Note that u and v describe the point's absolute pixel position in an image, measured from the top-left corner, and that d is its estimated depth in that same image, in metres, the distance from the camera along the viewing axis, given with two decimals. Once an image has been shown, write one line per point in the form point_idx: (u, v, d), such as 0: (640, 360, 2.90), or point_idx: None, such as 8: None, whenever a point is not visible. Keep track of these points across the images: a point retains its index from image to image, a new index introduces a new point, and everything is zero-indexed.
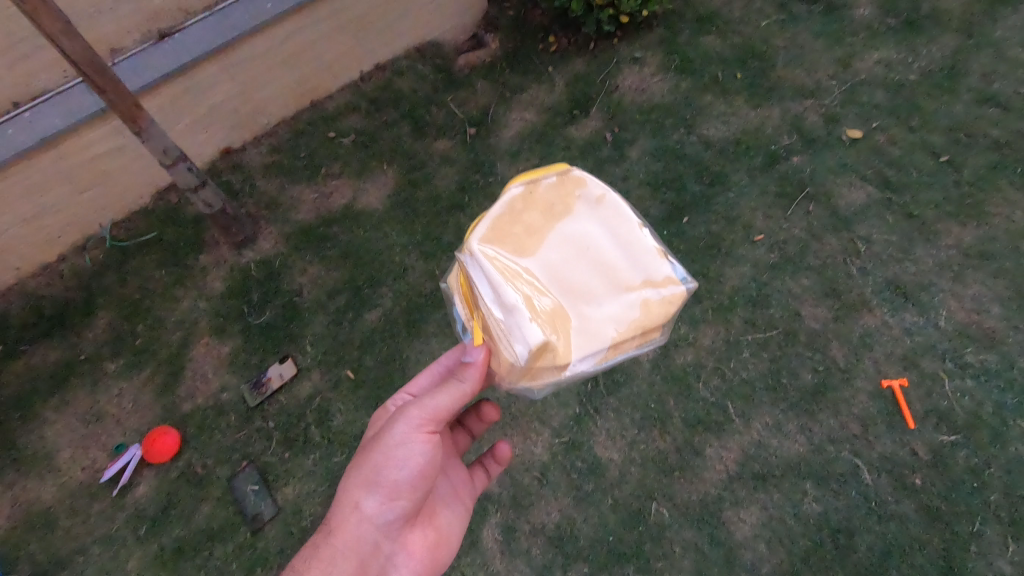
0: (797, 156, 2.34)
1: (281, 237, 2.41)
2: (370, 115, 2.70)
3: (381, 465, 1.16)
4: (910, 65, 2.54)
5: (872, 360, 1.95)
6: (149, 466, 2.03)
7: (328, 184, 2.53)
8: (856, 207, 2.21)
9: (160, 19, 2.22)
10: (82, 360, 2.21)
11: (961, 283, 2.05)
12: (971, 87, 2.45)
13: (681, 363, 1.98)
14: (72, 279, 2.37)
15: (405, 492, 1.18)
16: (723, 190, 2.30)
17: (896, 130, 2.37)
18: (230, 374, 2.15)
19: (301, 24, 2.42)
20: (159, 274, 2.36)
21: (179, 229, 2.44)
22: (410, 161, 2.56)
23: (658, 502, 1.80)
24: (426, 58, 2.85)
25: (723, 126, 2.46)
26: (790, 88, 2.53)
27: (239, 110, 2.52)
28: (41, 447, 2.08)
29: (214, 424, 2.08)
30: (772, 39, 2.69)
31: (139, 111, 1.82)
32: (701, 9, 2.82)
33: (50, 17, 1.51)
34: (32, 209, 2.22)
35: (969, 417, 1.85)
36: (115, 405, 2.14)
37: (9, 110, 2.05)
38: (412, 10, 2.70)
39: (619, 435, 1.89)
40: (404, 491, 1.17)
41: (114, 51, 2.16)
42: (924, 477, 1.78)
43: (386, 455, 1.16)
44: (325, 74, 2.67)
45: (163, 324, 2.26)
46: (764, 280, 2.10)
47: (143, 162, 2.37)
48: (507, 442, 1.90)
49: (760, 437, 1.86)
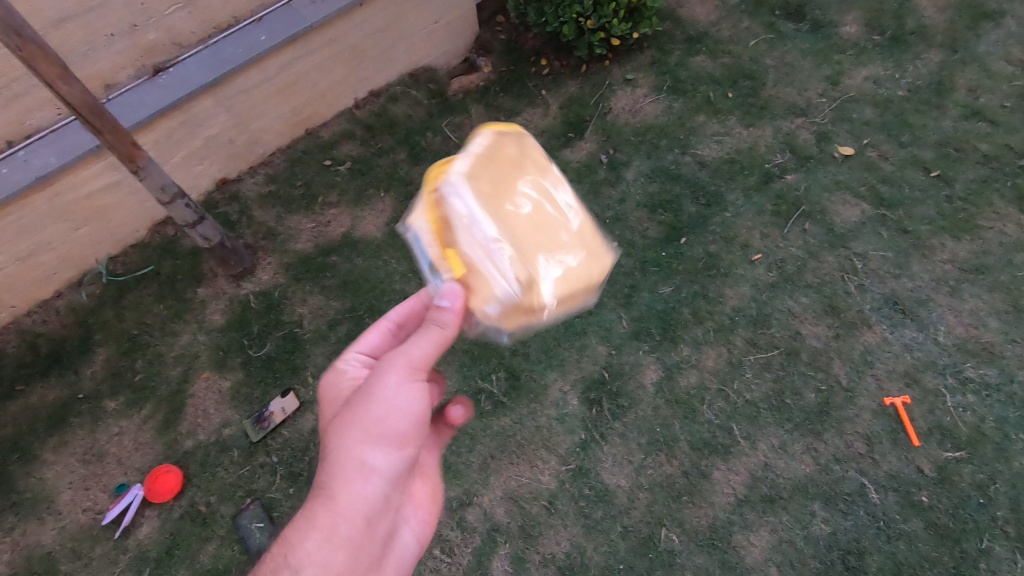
0: (791, 174, 2.37)
1: (280, 268, 2.40)
2: (366, 142, 2.71)
3: (377, 421, 1.04)
4: (898, 81, 2.58)
5: (874, 378, 1.96)
6: (152, 506, 2.00)
7: (326, 213, 2.53)
8: (851, 224, 2.23)
9: (154, 54, 2.21)
10: (81, 399, 2.19)
11: (957, 297, 2.07)
12: (959, 102, 2.49)
13: (685, 386, 1.98)
14: (69, 315, 2.35)
15: (411, 439, 1.09)
16: (720, 210, 2.31)
17: (887, 146, 2.40)
18: (232, 410, 2.14)
19: (296, 55, 2.43)
20: (157, 308, 2.35)
21: (177, 261, 2.43)
22: (407, 188, 2.57)
23: (668, 528, 1.79)
24: (420, 83, 2.87)
25: (717, 145, 2.49)
26: (781, 106, 2.57)
27: (236, 141, 2.52)
28: (41, 490, 2.05)
29: (217, 461, 2.06)
30: (762, 58, 2.73)
31: (137, 149, 1.82)
32: (690, 30, 2.86)
33: (47, 63, 1.50)
34: (28, 247, 2.20)
35: (973, 432, 1.86)
36: (115, 444, 2.11)
37: (4, 149, 2.05)
38: (406, 37, 2.73)
39: (626, 460, 1.89)
40: (409, 439, 1.08)
41: (108, 87, 2.16)
42: (930, 495, 1.79)
43: (376, 407, 1.05)
44: (320, 102, 2.68)
45: (163, 360, 2.24)
46: (764, 299, 2.11)
47: (139, 196, 2.36)
48: (514, 471, 1.90)
49: (767, 458, 1.87)
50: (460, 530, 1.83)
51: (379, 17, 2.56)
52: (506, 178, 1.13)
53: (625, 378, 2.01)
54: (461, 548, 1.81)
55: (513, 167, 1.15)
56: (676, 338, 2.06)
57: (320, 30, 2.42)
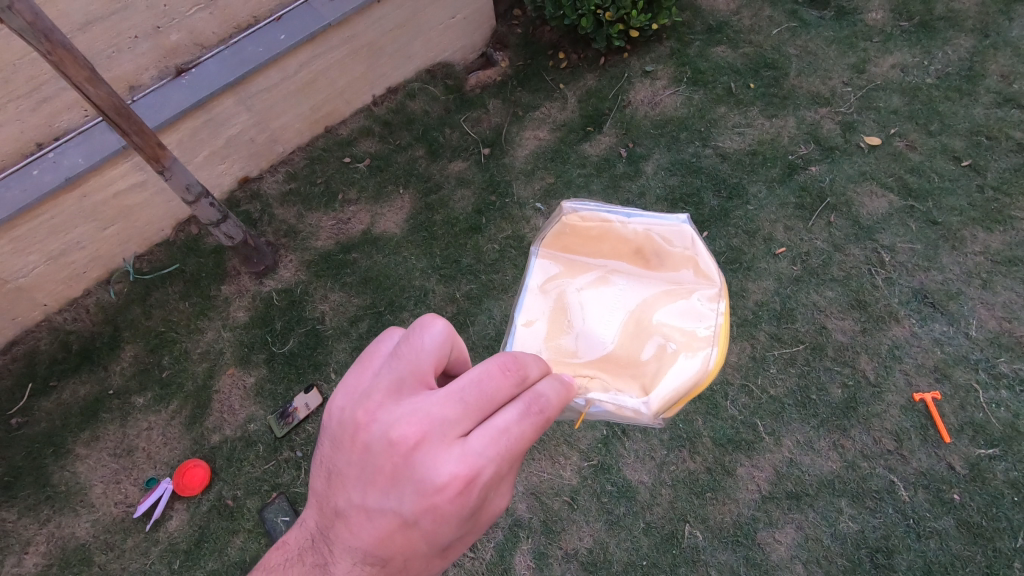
0: (815, 165, 2.33)
1: (302, 265, 2.43)
2: (384, 139, 2.72)
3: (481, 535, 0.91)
4: (926, 68, 2.51)
5: (903, 373, 1.92)
6: (181, 499, 2.05)
7: (346, 210, 2.54)
8: (878, 215, 2.19)
9: (177, 55, 2.24)
10: (112, 395, 2.24)
11: (990, 290, 2.02)
12: (991, 89, 2.42)
13: (707, 381, 1.96)
14: (98, 313, 2.40)
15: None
16: (742, 203, 2.28)
17: (915, 135, 2.34)
18: (256, 405, 2.17)
19: (314, 54, 2.44)
20: (183, 306, 2.39)
21: (201, 259, 2.47)
22: (426, 184, 2.58)
23: (691, 525, 1.78)
24: (437, 79, 2.87)
25: (738, 137, 2.45)
26: (805, 96, 2.52)
27: (257, 140, 2.55)
28: (74, 483, 2.10)
29: (243, 455, 2.09)
30: (784, 47, 2.68)
31: (162, 150, 1.84)
32: (710, 19, 2.81)
33: (75, 66, 1.53)
34: (58, 247, 2.25)
35: (1007, 429, 1.82)
36: (144, 439, 2.16)
37: (33, 151, 2.09)
38: (423, 32, 2.73)
39: (648, 456, 1.88)
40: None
41: (132, 88, 2.19)
42: (962, 492, 1.75)
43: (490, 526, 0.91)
44: (338, 99, 2.70)
45: (188, 356, 2.29)
46: (788, 293, 2.08)
47: (164, 196, 2.40)
48: (536, 467, 1.90)
49: (792, 454, 1.85)
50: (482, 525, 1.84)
51: (397, 13, 2.56)
52: (663, 271, 1.41)
53: None
54: (483, 543, 1.82)
55: (672, 268, 1.41)
56: None
57: (339, 28, 2.43)
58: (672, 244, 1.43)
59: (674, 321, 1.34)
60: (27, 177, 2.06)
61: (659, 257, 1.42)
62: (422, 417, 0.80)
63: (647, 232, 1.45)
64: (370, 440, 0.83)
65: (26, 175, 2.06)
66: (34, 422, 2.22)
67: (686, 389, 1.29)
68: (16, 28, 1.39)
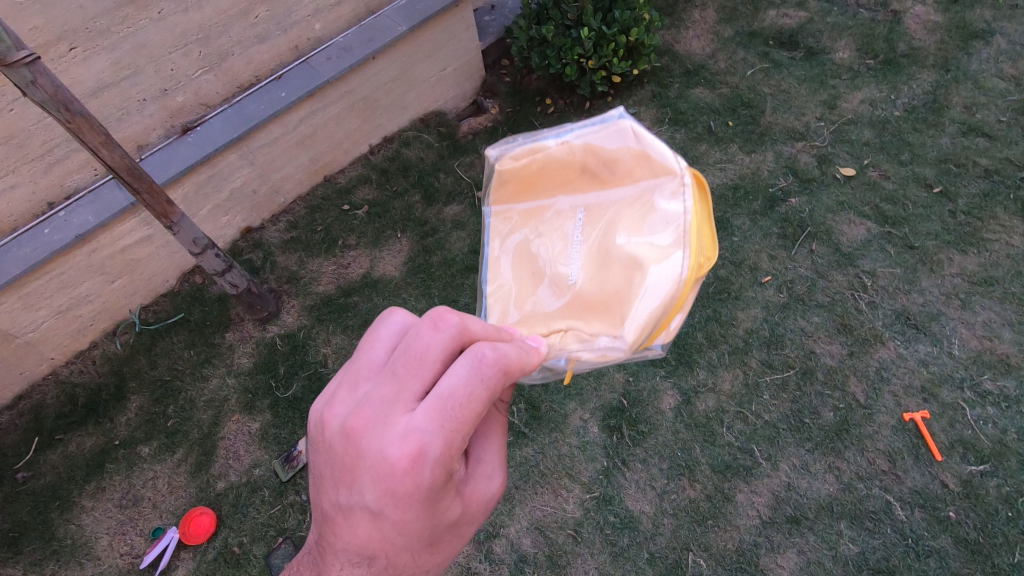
0: (795, 197, 2.43)
1: (304, 310, 2.49)
2: (381, 186, 2.82)
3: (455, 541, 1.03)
4: (893, 102, 2.66)
5: (892, 394, 1.98)
6: (186, 548, 2.05)
7: (346, 255, 2.63)
8: (857, 242, 2.28)
9: (182, 115, 2.34)
10: (117, 446, 2.27)
11: (969, 310, 2.09)
12: (955, 119, 2.56)
13: (703, 410, 2.01)
14: (104, 365, 2.44)
15: None
16: (727, 235, 2.37)
17: (887, 165, 2.46)
18: (262, 450, 2.20)
19: (313, 108, 2.58)
20: (188, 354, 2.43)
21: (205, 308, 2.53)
22: (423, 228, 2.67)
23: (694, 553, 1.80)
24: (431, 127, 3.01)
25: (720, 172, 2.56)
26: (781, 132, 2.65)
27: (259, 191, 2.65)
28: (80, 536, 2.11)
29: (248, 501, 2.11)
30: (759, 86, 2.83)
31: (171, 207, 1.93)
32: (688, 64, 2.99)
33: (92, 132, 1.62)
34: (68, 301, 2.32)
35: (996, 445, 1.86)
36: (151, 489, 2.18)
37: (45, 211, 2.18)
38: (416, 85, 2.88)
39: (648, 486, 1.91)
40: None
41: (140, 147, 2.28)
42: (958, 510, 1.78)
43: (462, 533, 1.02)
44: (337, 150, 2.82)
45: (194, 404, 2.32)
46: (776, 320, 2.15)
47: (169, 248, 2.49)
48: (539, 501, 1.93)
49: (789, 479, 1.88)
50: (487, 562, 1.85)
51: (390, 69, 2.72)
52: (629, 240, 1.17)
53: (643, 405, 2.05)
54: None
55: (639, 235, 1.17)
56: (692, 362, 2.11)
57: (336, 84, 2.57)
58: (611, 146, 1.20)
59: (640, 239, 1.10)
60: (39, 236, 2.14)
61: (608, 168, 1.20)
62: (368, 406, 0.83)
63: (584, 144, 1.23)
64: (331, 437, 0.86)
65: (39, 234, 2.14)
66: (40, 475, 2.23)
67: (666, 309, 1.05)
68: (39, 100, 1.49)
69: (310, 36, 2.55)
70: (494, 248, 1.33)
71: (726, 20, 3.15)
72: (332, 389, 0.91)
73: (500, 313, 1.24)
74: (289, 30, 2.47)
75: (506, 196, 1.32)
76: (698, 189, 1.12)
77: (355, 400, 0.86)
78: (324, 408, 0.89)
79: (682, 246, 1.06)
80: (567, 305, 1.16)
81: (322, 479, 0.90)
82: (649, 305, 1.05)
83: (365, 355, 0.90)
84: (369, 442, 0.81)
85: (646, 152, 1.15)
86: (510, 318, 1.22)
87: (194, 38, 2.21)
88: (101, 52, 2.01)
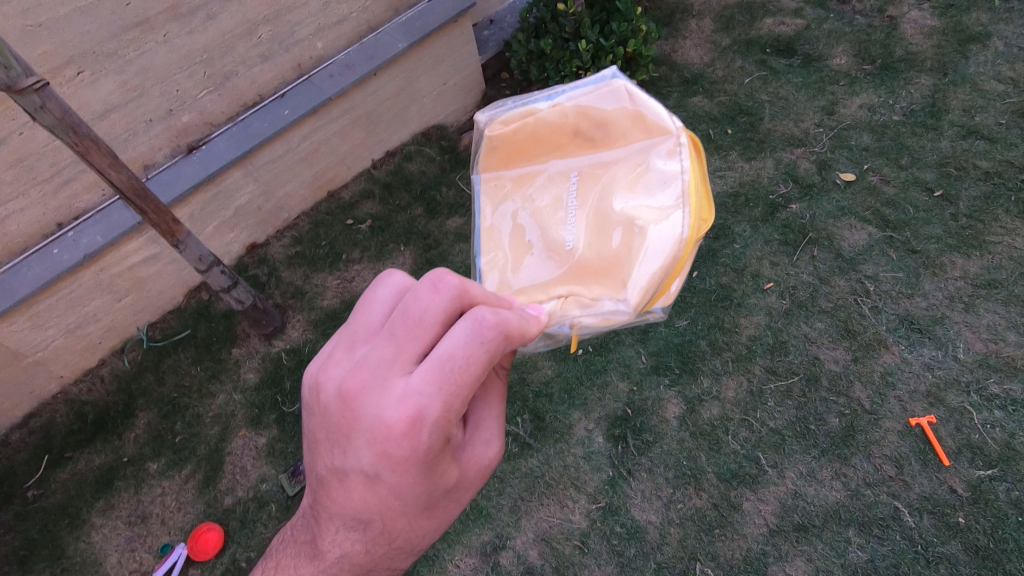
0: (795, 203, 2.44)
1: (309, 325, 2.51)
2: (384, 200, 2.85)
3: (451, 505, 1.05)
4: (892, 106, 2.67)
5: (898, 400, 1.97)
6: (195, 564, 2.06)
7: (350, 269, 2.66)
8: (859, 247, 2.28)
9: (188, 134, 2.37)
10: (126, 463, 2.28)
11: (973, 313, 2.09)
12: (954, 122, 2.56)
13: (708, 418, 2.01)
14: (112, 382, 2.46)
15: None
16: (728, 242, 2.38)
17: (888, 169, 2.47)
18: (269, 465, 2.21)
19: (316, 124, 2.61)
20: (195, 370, 2.46)
21: (211, 324, 2.55)
22: (426, 241, 2.69)
23: (702, 563, 1.79)
24: (432, 140, 3.04)
25: (721, 180, 2.57)
26: (781, 138, 2.66)
27: (264, 208, 2.69)
28: (90, 553, 2.12)
29: (255, 516, 2.12)
30: (757, 94, 2.85)
31: (177, 225, 1.96)
32: (686, 73, 3.01)
33: (100, 154, 1.65)
34: (77, 319, 2.35)
35: (1004, 449, 1.85)
36: (159, 505, 2.19)
37: (54, 231, 2.21)
38: (417, 99, 2.92)
39: (654, 496, 1.91)
40: None
41: (147, 167, 2.32)
42: (967, 515, 1.77)
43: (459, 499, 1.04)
44: (340, 165, 2.85)
45: (201, 420, 2.34)
46: (779, 326, 2.15)
47: (176, 265, 2.52)
48: (545, 512, 1.93)
49: (796, 486, 1.87)
50: (494, 574, 1.85)
51: (392, 84, 2.76)
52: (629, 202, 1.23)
53: (648, 414, 2.05)
54: None
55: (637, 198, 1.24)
56: (695, 370, 2.11)
57: (338, 100, 2.61)
58: (605, 107, 1.29)
59: (639, 200, 1.17)
60: (48, 256, 2.17)
61: (602, 130, 1.29)
62: (367, 368, 0.85)
63: (578, 107, 1.31)
64: (328, 399, 0.89)
65: (48, 253, 2.17)
66: (50, 493, 2.25)
67: (668, 269, 1.11)
68: (48, 124, 1.52)
69: (313, 53, 2.58)
70: (488, 217, 1.37)
71: (723, 29, 3.18)
72: (331, 350, 0.93)
73: (499, 280, 1.28)
74: (292, 48, 2.51)
75: (498, 163, 1.38)
76: (693, 151, 1.21)
77: (353, 362, 0.88)
78: (324, 370, 0.91)
79: (682, 205, 1.13)
80: (568, 269, 1.21)
81: (322, 441, 0.93)
82: (655, 264, 1.10)
83: (365, 316, 0.91)
84: (366, 404, 0.83)
85: (642, 112, 1.25)
86: (508, 285, 1.26)
87: (198, 59, 2.25)
88: (108, 74, 2.05)
